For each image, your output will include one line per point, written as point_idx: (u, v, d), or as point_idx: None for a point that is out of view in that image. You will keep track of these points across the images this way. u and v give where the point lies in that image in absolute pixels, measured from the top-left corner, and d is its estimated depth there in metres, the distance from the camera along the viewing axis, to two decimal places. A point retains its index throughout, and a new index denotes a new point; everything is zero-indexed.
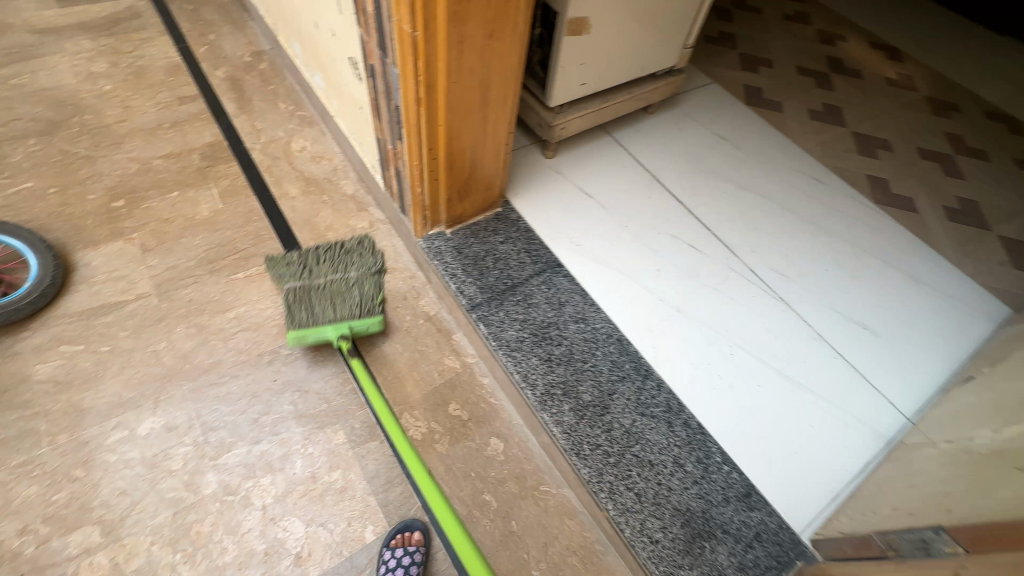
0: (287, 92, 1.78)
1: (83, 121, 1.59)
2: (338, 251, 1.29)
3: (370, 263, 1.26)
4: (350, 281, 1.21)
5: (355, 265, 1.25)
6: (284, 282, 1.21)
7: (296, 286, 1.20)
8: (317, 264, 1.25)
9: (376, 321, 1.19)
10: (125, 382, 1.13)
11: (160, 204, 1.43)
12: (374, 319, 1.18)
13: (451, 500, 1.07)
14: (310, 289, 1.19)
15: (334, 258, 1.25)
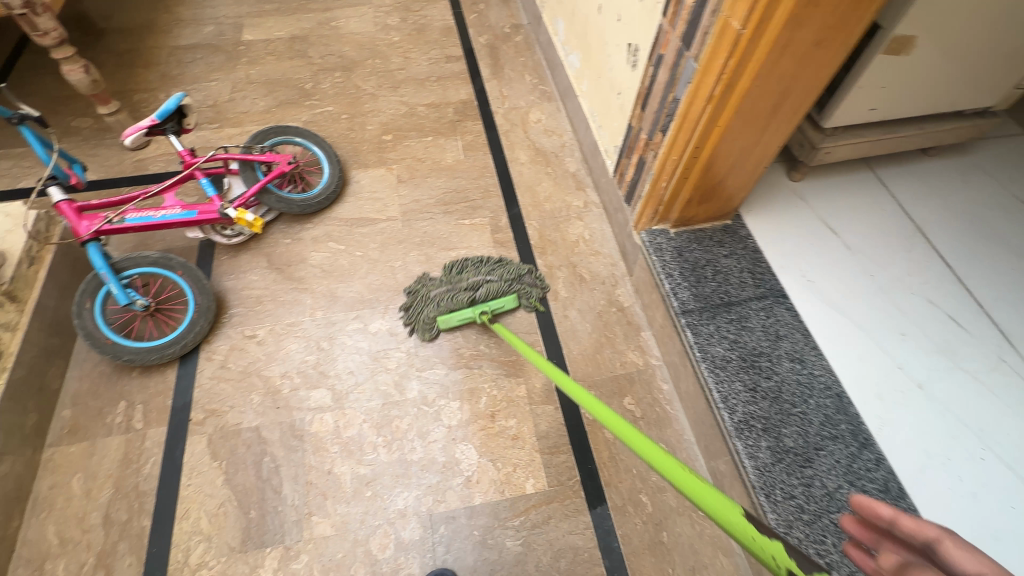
0: (535, 66, 1.90)
1: (374, 64, 1.88)
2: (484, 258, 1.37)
3: (517, 265, 1.35)
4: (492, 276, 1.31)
5: (502, 270, 1.33)
6: (427, 284, 1.31)
7: (437, 284, 1.30)
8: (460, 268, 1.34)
9: (511, 300, 1.30)
10: (368, 285, 1.35)
11: (417, 145, 1.65)
12: (510, 297, 1.29)
13: (608, 487, 1.09)
14: (453, 279, 1.30)
15: (477, 262, 1.35)
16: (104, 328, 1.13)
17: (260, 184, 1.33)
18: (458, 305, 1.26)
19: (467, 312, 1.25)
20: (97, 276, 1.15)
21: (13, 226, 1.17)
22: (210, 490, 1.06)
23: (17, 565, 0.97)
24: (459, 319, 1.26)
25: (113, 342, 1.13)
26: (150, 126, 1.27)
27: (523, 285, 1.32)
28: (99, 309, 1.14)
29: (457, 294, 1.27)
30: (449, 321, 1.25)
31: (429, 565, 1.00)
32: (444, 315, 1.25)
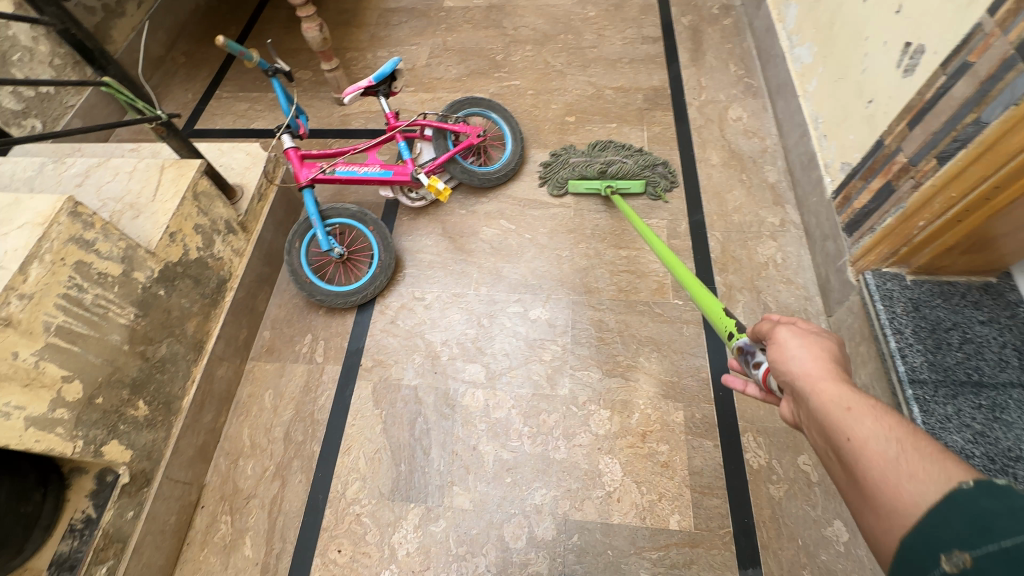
0: (743, 55, 1.69)
1: (566, 39, 1.82)
2: (627, 147, 1.47)
3: (651, 154, 1.43)
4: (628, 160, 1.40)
5: (637, 156, 1.42)
6: (569, 152, 1.47)
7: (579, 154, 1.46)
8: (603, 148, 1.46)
9: (638, 186, 1.39)
10: (532, 270, 1.33)
11: (600, 130, 1.57)
12: (638, 182, 1.39)
13: (765, 551, 0.97)
14: (594, 152, 1.44)
15: (621, 148, 1.45)
16: (305, 268, 1.26)
17: (451, 152, 1.36)
18: (587, 175, 1.40)
19: (598, 184, 1.40)
20: (305, 220, 1.27)
21: (253, 162, 1.32)
22: (370, 434, 1.14)
23: (219, 454, 1.14)
24: (587, 189, 1.41)
25: (310, 282, 1.25)
26: (367, 86, 1.36)
27: (652, 175, 1.40)
28: (303, 249, 1.26)
29: (589, 165, 1.40)
30: (579, 185, 1.41)
31: (558, 569, 0.98)
32: (578, 179, 1.41)
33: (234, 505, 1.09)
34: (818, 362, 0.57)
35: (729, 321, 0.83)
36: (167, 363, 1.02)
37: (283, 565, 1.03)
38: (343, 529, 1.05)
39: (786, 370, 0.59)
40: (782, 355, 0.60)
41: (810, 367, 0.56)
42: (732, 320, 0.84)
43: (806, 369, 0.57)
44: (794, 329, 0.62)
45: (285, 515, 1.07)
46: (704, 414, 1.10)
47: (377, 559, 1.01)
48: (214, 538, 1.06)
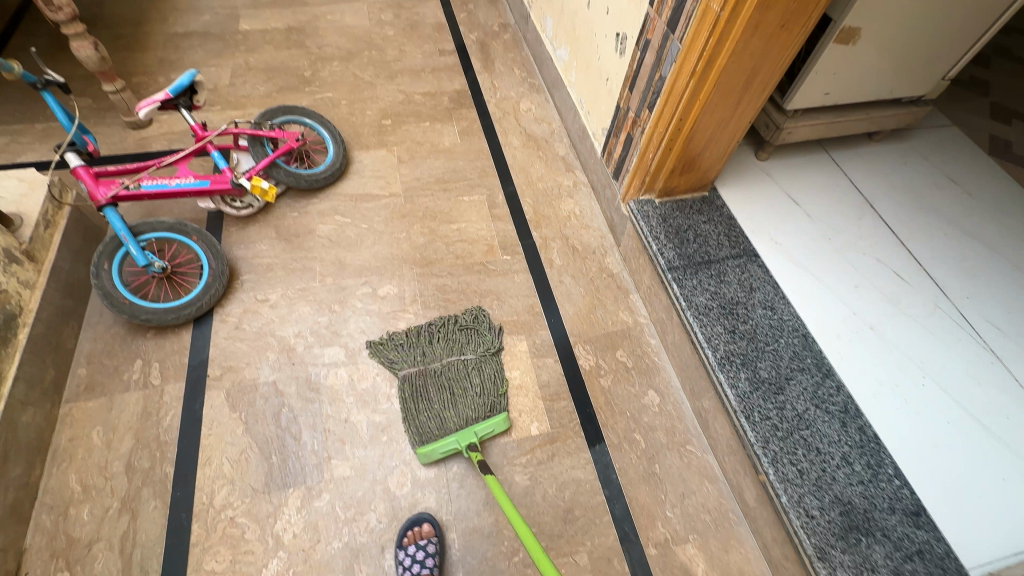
0: (523, 61, 2.04)
1: (371, 55, 1.97)
2: (451, 327, 1.29)
3: (491, 342, 1.27)
4: (467, 367, 1.21)
5: (470, 346, 1.26)
6: (398, 370, 1.20)
7: (412, 373, 1.19)
8: (429, 345, 1.25)
9: (502, 422, 1.15)
10: (375, 254, 1.42)
11: (416, 129, 1.75)
12: (501, 419, 1.14)
13: (605, 427, 1.19)
14: (427, 372, 1.19)
15: (438, 334, 1.27)
16: (121, 287, 1.16)
17: (271, 156, 1.40)
18: (442, 434, 1.11)
19: (452, 442, 1.10)
20: (114, 239, 1.18)
21: (31, 188, 1.19)
22: (231, 439, 1.10)
23: (39, 512, 0.99)
24: (442, 452, 1.10)
25: (131, 301, 1.15)
26: (164, 98, 1.34)
27: (493, 367, 1.22)
28: (115, 269, 1.17)
29: (441, 419, 1.12)
30: (430, 455, 1.09)
31: (445, 499, 1.08)
32: (427, 444, 1.10)
33: (72, 559, 0.95)
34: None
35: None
36: None
37: None
38: (218, 537, 1.00)
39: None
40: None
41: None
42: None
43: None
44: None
45: (142, 547, 0.98)
46: (542, 339, 1.32)
47: (262, 554, 0.99)
48: None
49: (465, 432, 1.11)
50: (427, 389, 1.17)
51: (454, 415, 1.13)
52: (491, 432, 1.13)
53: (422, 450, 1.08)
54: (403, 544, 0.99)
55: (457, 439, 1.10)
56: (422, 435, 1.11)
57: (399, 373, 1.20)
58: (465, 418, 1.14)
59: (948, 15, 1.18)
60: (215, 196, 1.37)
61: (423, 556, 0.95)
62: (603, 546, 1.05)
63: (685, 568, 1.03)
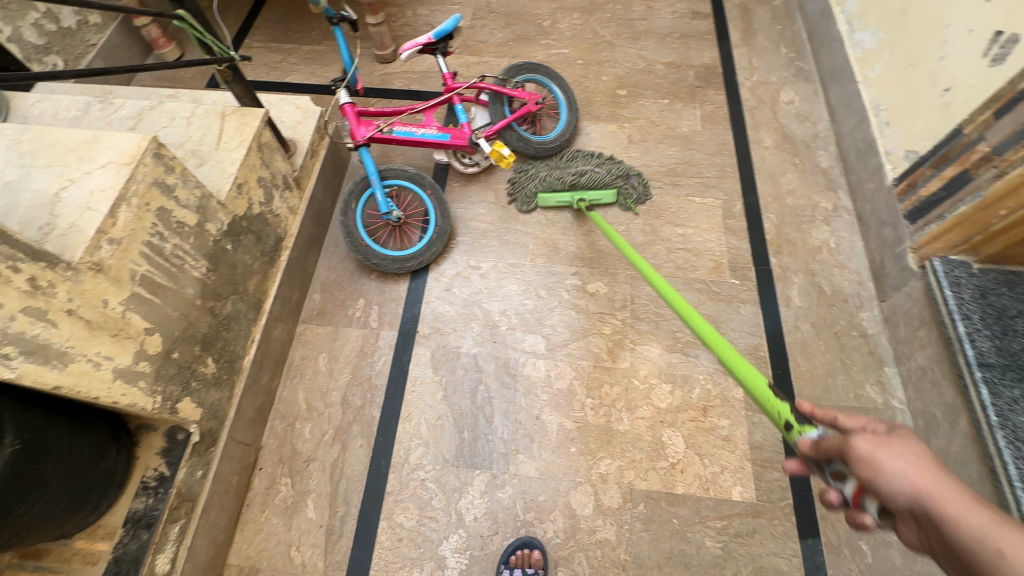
0: (793, 38, 1.67)
1: (614, 10, 1.77)
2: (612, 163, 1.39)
3: (626, 167, 1.38)
4: (600, 171, 1.35)
5: (607, 163, 1.38)
6: (538, 167, 1.38)
7: (549, 171, 1.37)
8: (570, 156, 1.41)
9: (610, 195, 1.35)
10: (590, 244, 1.32)
11: (652, 105, 1.55)
12: (610, 192, 1.35)
13: (824, 522, 1.00)
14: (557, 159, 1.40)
15: (588, 154, 1.41)
16: (362, 233, 1.21)
17: (510, 117, 1.33)
18: (559, 186, 1.34)
19: (567, 196, 1.33)
20: (360, 184, 1.21)
21: (305, 116, 1.26)
22: (430, 402, 1.13)
23: (274, 417, 1.12)
24: (556, 202, 1.35)
25: (370, 250, 1.20)
26: (426, 43, 1.32)
27: (625, 184, 1.36)
28: (358, 215, 1.22)
29: (561, 177, 1.34)
30: (547, 200, 1.34)
31: (624, 536, 1.00)
32: (546, 193, 1.34)
33: (293, 468, 1.07)
34: (929, 473, 0.39)
35: (780, 403, 0.56)
36: (232, 321, 0.99)
37: (348, 529, 1.02)
38: (408, 494, 1.04)
39: (893, 493, 0.39)
40: (874, 472, 0.41)
41: (923, 478, 0.39)
42: (786, 401, 0.56)
43: (918, 487, 0.39)
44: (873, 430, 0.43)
45: (347, 479, 1.06)
46: None
47: (444, 524, 1.02)
48: (274, 499, 1.05)
49: (577, 192, 1.34)
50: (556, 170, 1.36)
51: (571, 178, 1.34)
52: (599, 199, 1.34)
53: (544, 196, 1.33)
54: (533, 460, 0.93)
55: (572, 194, 1.33)
56: (543, 185, 1.35)
57: (535, 170, 1.37)
58: (580, 182, 1.34)
59: None
60: (450, 150, 1.36)
61: None
62: None
63: None
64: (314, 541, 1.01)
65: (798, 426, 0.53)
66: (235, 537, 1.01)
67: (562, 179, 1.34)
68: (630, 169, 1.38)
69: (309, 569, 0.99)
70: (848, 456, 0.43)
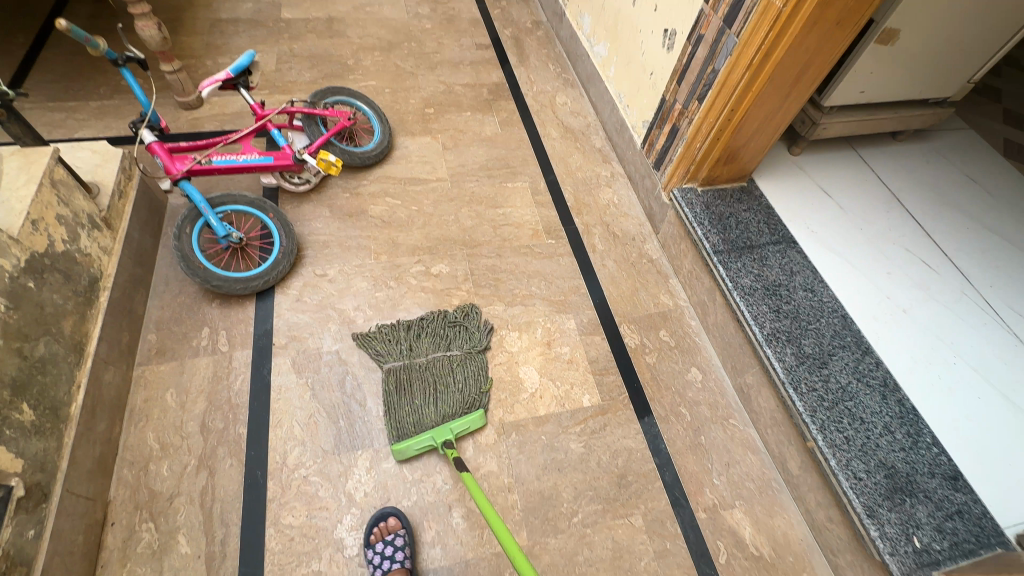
0: (557, 57, 2.10)
1: (411, 47, 2.02)
2: (455, 327, 1.28)
3: (478, 338, 1.27)
4: (454, 365, 1.21)
5: (461, 341, 1.26)
6: (384, 362, 1.20)
7: (398, 367, 1.19)
8: (420, 339, 1.25)
9: (478, 418, 1.14)
10: (427, 235, 1.47)
11: (458, 118, 1.80)
12: (478, 416, 1.14)
13: (652, 401, 1.25)
14: (412, 369, 1.19)
15: (440, 338, 1.25)
16: (198, 255, 1.21)
17: (326, 134, 1.45)
18: (418, 431, 1.10)
19: (428, 439, 1.09)
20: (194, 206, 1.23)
21: (104, 159, 1.22)
22: (299, 403, 1.15)
23: (121, 466, 1.03)
24: (417, 448, 1.09)
25: (207, 269, 1.20)
26: (226, 78, 1.38)
27: (473, 367, 1.22)
28: (194, 237, 1.22)
29: (419, 415, 1.12)
30: (403, 452, 1.08)
31: (505, 464, 1.13)
32: (401, 442, 1.09)
33: (155, 510, 0.99)
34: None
35: None
36: (49, 363, 0.91)
37: (232, 549, 0.98)
38: (293, 493, 1.04)
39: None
40: None
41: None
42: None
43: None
44: None
45: (221, 501, 1.02)
46: (589, 318, 1.38)
47: (336, 510, 1.03)
48: (136, 549, 0.96)
49: (438, 428, 1.11)
50: (414, 382, 1.17)
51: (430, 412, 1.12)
52: (466, 428, 1.12)
53: (398, 448, 1.07)
54: (369, 539, 0.98)
55: (432, 436, 1.09)
56: (399, 430, 1.11)
57: (386, 365, 1.20)
58: (443, 414, 1.13)
59: (970, 37, 1.30)
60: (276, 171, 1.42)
61: (393, 552, 0.95)
62: (656, 509, 1.11)
63: (733, 531, 1.09)
64: (194, 575, 0.94)
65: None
66: None
67: (418, 419, 1.11)
68: (472, 335, 1.28)
69: None
70: None
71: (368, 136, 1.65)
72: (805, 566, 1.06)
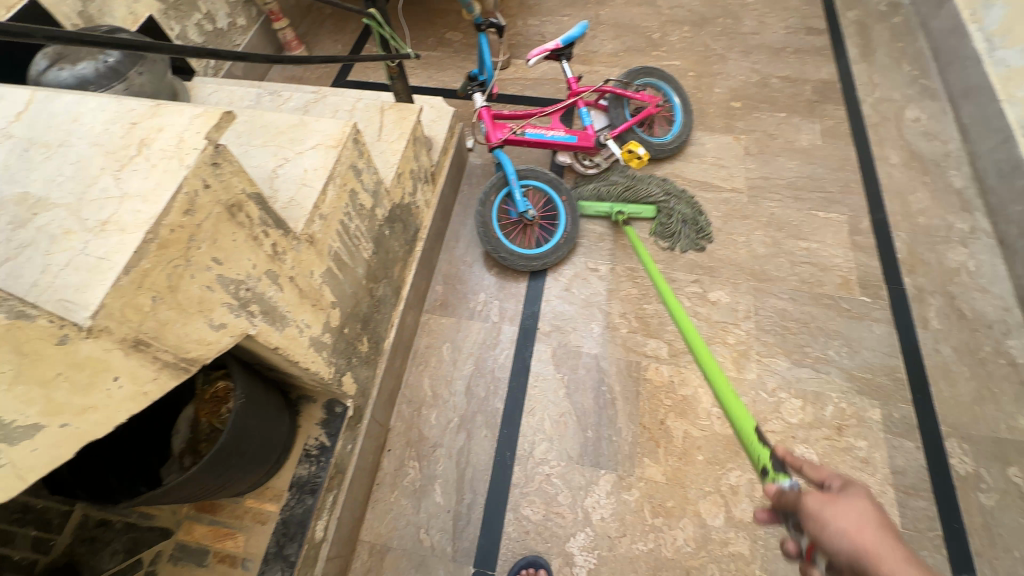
0: (916, 55, 1.63)
1: (725, 24, 1.77)
2: (686, 199, 1.36)
3: (701, 221, 1.33)
4: (662, 206, 1.34)
5: (658, 183, 1.37)
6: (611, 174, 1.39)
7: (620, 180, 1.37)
8: (651, 179, 1.39)
9: (649, 212, 1.34)
10: (709, 252, 1.31)
11: (768, 118, 1.53)
12: (650, 210, 1.34)
13: (980, 558, 0.94)
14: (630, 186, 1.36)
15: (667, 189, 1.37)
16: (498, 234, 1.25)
17: (633, 121, 1.35)
18: (602, 199, 1.35)
19: (606, 207, 1.34)
20: (496, 186, 1.26)
21: (438, 116, 1.32)
22: (553, 398, 1.14)
23: (402, 401, 1.15)
24: (595, 212, 1.35)
25: (507, 249, 1.24)
26: (555, 48, 1.35)
27: (677, 223, 1.32)
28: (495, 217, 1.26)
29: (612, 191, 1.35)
30: (586, 208, 1.35)
31: (759, 552, 0.97)
32: (587, 202, 1.36)
33: (421, 452, 1.10)
34: (868, 537, 0.44)
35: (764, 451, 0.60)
36: (382, 304, 1.03)
37: (475, 517, 1.03)
38: (534, 488, 1.05)
39: (831, 545, 0.46)
40: (822, 529, 0.47)
41: (861, 538, 0.44)
42: (767, 447, 0.60)
43: (856, 545, 0.44)
44: (825, 493, 0.50)
45: (473, 468, 1.08)
46: (902, 414, 1.08)
47: (571, 521, 1.01)
48: (403, 481, 1.07)
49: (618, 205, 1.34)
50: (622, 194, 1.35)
51: (618, 191, 1.35)
52: (637, 214, 1.33)
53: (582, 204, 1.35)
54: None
55: (610, 206, 1.34)
56: (588, 194, 1.37)
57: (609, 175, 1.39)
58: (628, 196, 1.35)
59: None
60: (572, 152, 1.38)
61: None
62: None
63: None
64: (442, 526, 1.03)
65: (773, 473, 0.57)
66: (367, 515, 1.04)
67: (610, 190, 1.36)
68: (696, 216, 1.33)
69: (438, 552, 1.00)
70: (802, 511, 0.49)
71: (666, 127, 1.50)
72: None
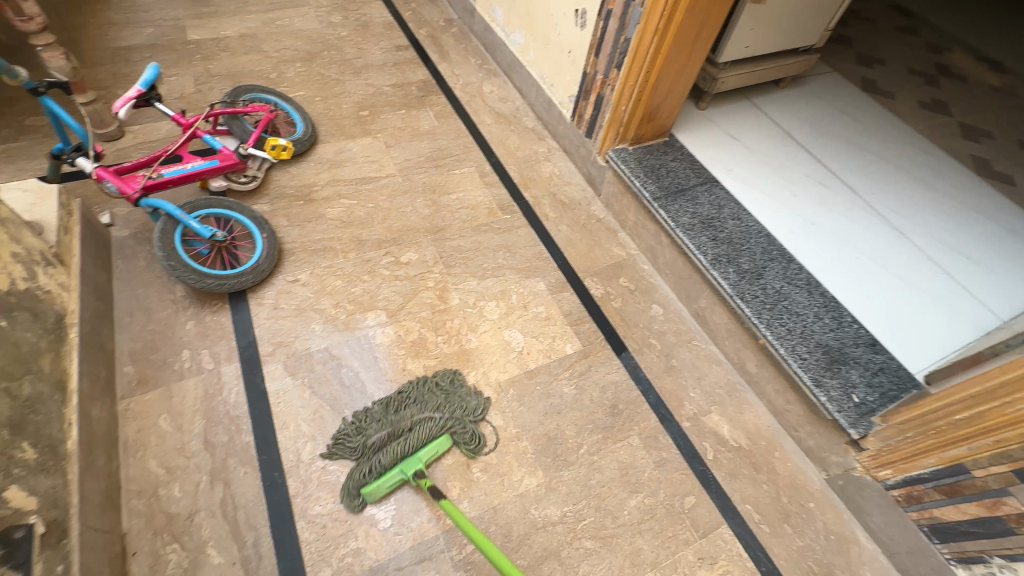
0: (475, 50, 2.20)
1: (331, 55, 2.04)
2: (433, 389, 1.21)
3: (470, 402, 1.20)
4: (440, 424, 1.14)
5: (436, 402, 1.18)
6: (368, 439, 1.11)
7: (384, 438, 1.10)
8: (400, 407, 1.17)
9: (446, 441, 1.13)
10: (389, 228, 1.52)
11: (394, 117, 1.85)
12: (444, 440, 1.13)
13: (626, 339, 1.39)
14: (396, 435, 1.11)
15: (419, 399, 1.18)
16: (183, 260, 1.23)
17: (257, 128, 1.49)
18: (387, 468, 1.07)
19: (398, 473, 1.07)
20: (168, 230, 1.23)
21: (38, 197, 1.17)
22: (301, 402, 1.17)
23: (129, 498, 1.00)
24: (389, 486, 1.06)
25: (196, 270, 1.22)
26: (138, 94, 1.35)
27: (462, 423, 1.16)
28: (180, 252, 1.24)
29: (390, 455, 1.08)
30: (376, 492, 1.04)
31: (509, 416, 1.22)
32: (371, 482, 1.05)
33: (175, 531, 0.98)
34: None
35: None
36: (37, 403, 0.88)
37: (266, 549, 0.99)
38: (315, 485, 1.07)
39: None
40: None
41: None
42: None
43: None
44: None
45: (244, 508, 1.03)
46: (556, 277, 1.49)
47: (361, 491, 1.07)
48: (166, 571, 0.94)
49: (405, 461, 1.09)
50: (401, 447, 1.09)
51: (396, 445, 1.09)
52: (434, 454, 1.11)
53: (368, 489, 1.03)
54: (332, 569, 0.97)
55: (401, 469, 1.07)
56: (371, 475, 1.06)
57: (369, 438, 1.10)
58: (413, 448, 1.10)
59: None
60: (222, 174, 1.45)
61: None
62: (648, 427, 1.24)
63: (714, 431, 1.25)
64: None
65: None
66: None
67: (380, 455, 1.08)
68: (460, 402, 1.19)
69: None
70: None
71: (291, 129, 1.68)
72: (777, 447, 1.24)
